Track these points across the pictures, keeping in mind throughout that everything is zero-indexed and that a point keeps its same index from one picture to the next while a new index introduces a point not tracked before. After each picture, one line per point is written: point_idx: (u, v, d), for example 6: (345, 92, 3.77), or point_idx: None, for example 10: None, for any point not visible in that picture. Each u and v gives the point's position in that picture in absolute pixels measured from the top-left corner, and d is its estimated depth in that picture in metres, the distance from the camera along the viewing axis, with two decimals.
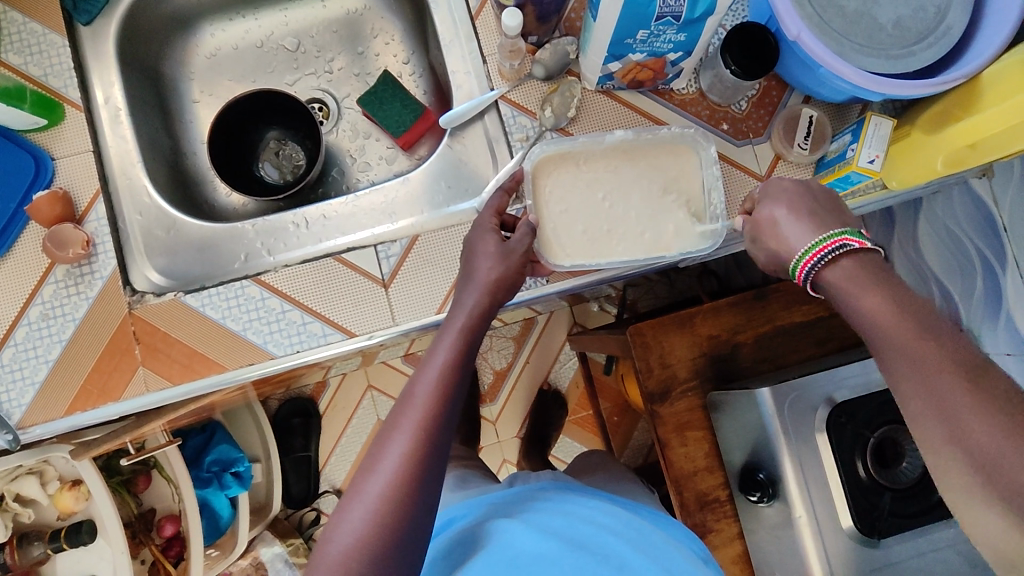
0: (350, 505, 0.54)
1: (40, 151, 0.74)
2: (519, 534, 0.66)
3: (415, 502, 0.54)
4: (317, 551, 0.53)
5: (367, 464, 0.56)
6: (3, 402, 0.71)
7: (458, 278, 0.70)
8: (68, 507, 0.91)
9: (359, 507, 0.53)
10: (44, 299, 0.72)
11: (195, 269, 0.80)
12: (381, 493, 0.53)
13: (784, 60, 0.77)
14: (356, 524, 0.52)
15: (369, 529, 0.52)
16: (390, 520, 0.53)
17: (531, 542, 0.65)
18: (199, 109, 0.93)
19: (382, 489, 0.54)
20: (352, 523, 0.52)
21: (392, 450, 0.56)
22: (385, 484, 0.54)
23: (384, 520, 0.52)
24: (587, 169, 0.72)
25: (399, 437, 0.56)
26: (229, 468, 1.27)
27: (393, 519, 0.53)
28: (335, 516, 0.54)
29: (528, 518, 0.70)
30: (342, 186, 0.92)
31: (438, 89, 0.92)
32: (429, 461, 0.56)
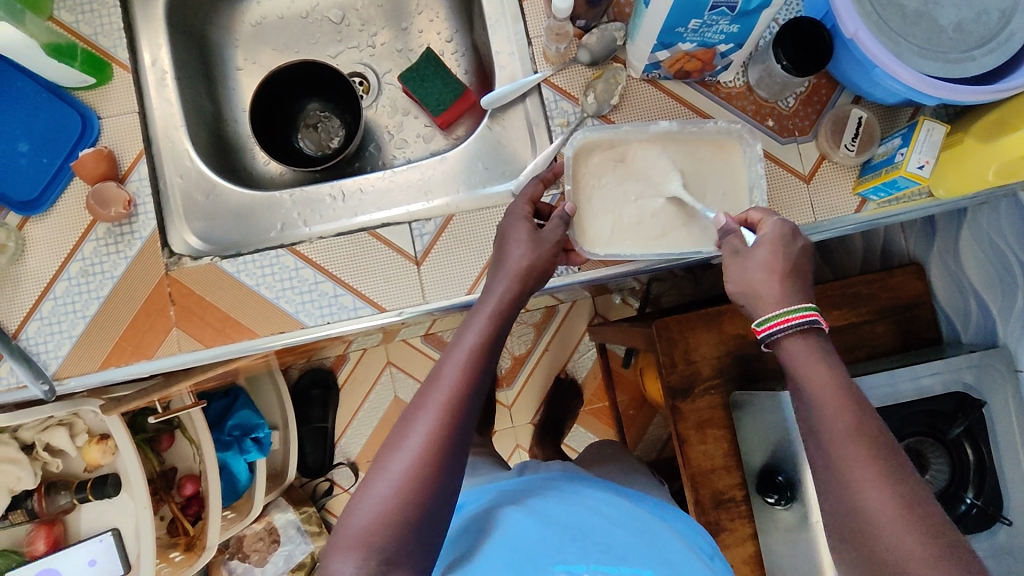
0: (372, 481, 0.55)
1: (87, 110, 0.75)
2: (524, 522, 0.67)
3: (437, 483, 0.55)
4: (340, 523, 0.54)
5: (391, 442, 0.57)
6: (40, 353, 0.72)
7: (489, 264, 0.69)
8: (95, 460, 0.94)
9: (382, 483, 0.54)
10: (85, 255, 0.73)
11: (233, 236, 0.81)
12: (404, 471, 0.54)
13: (836, 59, 0.75)
14: (379, 499, 0.53)
15: (391, 506, 0.53)
16: (411, 497, 0.53)
17: (536, 528, 0.65)
18: (241, 77, 0.93)
19: (405, 467, 0.54)
20: (375, 498, 0.53)
21: (416, 429, 0.56)
22: (408, 462, 0.54)
23: (406, 498, 0.53)
24: (629, 157, 0.71)
25: (424, 417, 0.57)
26: (250, 433, 1.30)
27: (415, 497, 0.53)
28: (358, 491, 0.55)
29: (535, 506, 0.70)
30: (378, 162, 0.92)
31: (480, 70, 0.91)
32: (452, 443, 0.56)
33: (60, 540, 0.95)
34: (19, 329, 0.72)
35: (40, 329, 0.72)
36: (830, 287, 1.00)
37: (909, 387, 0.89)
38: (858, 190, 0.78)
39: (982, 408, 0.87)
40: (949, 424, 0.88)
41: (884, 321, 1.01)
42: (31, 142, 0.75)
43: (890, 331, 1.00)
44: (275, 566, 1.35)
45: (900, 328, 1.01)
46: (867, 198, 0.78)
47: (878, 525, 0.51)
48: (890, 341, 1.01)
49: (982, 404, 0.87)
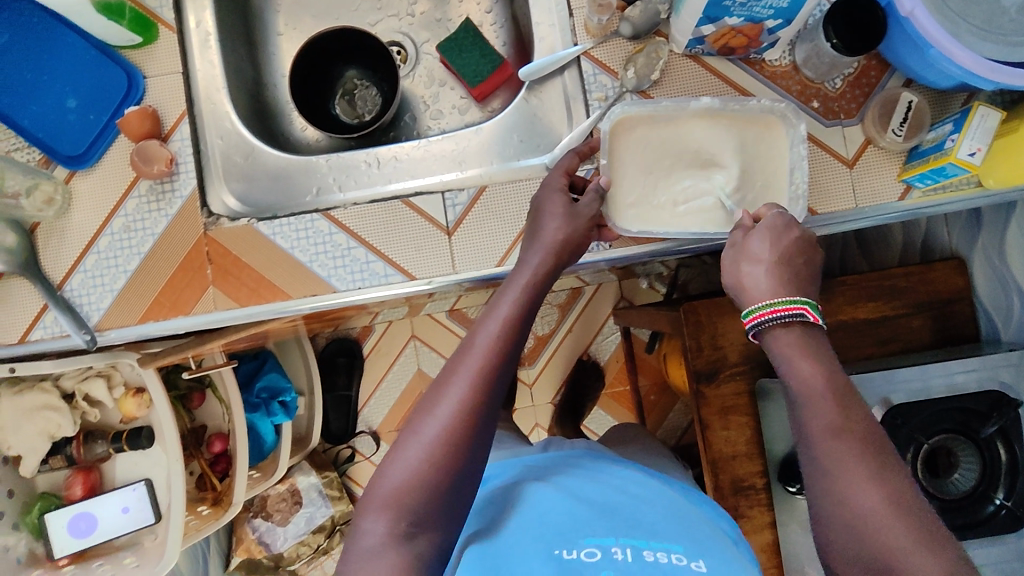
0: (405, 444, 0.56)
1: (133, 68, 0.77)
2: (550, 497, 0.67)
3: (468, 448, 0.55)
4: (371, 483, 0.55)
5: (423, 407, 0.57)
6: (84, 304, 0.75)
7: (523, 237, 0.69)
8: (130, 412, 0.97)
9: (414, 447, 0.55)
10: (127, 211, 0.75)
11: (269, 198, 0.82)
12: (437, 435, 0.55)
13: (890, 39, 0.72)
14: (411, 462, 0.54)
15: (423, 469, 0.54)
16: (442, 462, 0.54)
17: (561, 504, 0.66)
18: (282, 42, 0.94)
19: (438, 431, 0.55)
20: (407, 461, 0.54)
21: (448, 395, 0.57)
22: (440, 427, 0.55)
23: (438, 461, 0.54)
24: (668, 135, 0.70)
25: (457, 384, 0.57)
26: (277, 396, 1.33)
27: (445, 462, 0.54)
28: (390, 453, 0.56)
29: (559, 482, 0.71)
30: (413, 132, 0.92)
31: (519, 42, 0.91)
32: (484, 410, 0.56)
33: (94, 487, 0.99)
34: (64, 281, 0.75)
35: (84, 282, 0.75)
36: (866, 279, 0.98)
37: (942, 385, 0.88)
38: (903, 177, 0.75)
39: (1018, 408, 0.85)
40: (981, 423, 0.86)
41: (921, 315, 0.98)
42: (78, 98, 0.77)
43: (926, 326, 0.98)
44: (297, 527, 1.39)
45: (936, 324, 0.98)
46: (912, 186, 0.76)
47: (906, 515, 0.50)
48: (925, 336, 0.98)
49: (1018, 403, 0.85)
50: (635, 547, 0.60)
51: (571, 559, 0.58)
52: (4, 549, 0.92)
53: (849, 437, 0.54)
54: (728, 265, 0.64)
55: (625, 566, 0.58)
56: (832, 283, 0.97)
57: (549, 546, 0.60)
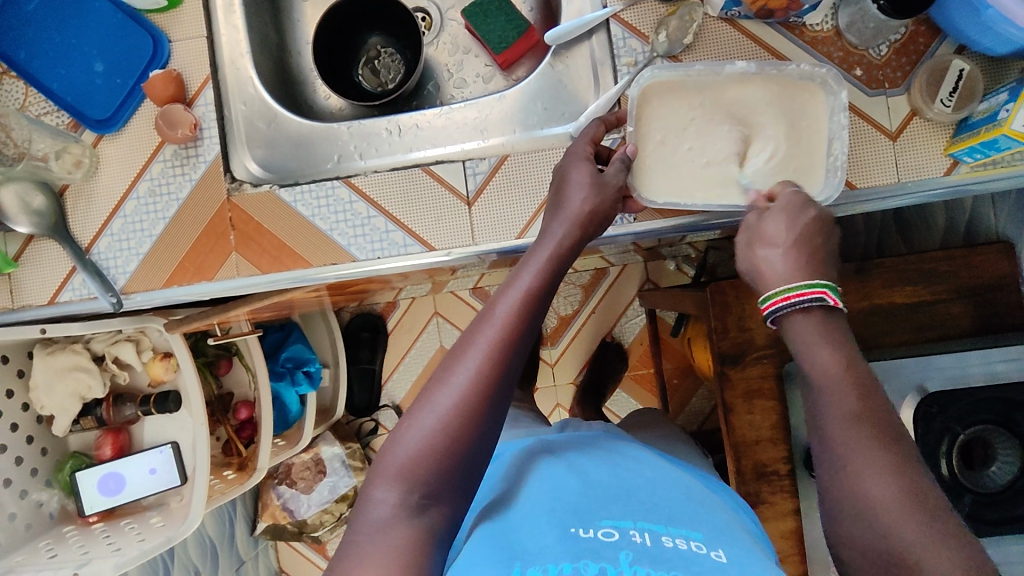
0: (419, 413, 0.55)
1: (158, 32, 0.76)
2: (567, 477, 0.66)
3: (483, 420, 0.55)
4: (383, 451, 0.55)
5: (439, 376, 0.56)
6: (110, 267, 0.76)
7: (546, 207, 0.67)
8: (158, 376, 0.99)
9: (429, 417, 0.54)
10: (153, 176, 0.76)
11: (291, 164, 0.82)
12: (451, 406, 0.54)
13: (940, 1, 0.68)
14: (425, 432, 0.54)
15: (437, 439, 0.53)
16: (455, 433, 0.54)
17: (577, 484, 0.64)
18: (306, 8, 0.92)
19: (453, 402, 0.54)
20: (421, 431, 0.54)
21: (465, 365, 0.56)
22: (456, 398, 0.54)
23: (452, 432, 0.54)
24: (699, 101, 0.67)
25: (473, 354, 0.56)
26: (302, 366, 1.35)
27: (460, 433, 0.54)
28: (404, 421, 0.56)
29: (576, 461, 0.69)
30: (436, 101, 0.91)
31: (546, 8, 0.88)
32: (500, 382, 0.55)
33: (123, 448, 1.02)
34: (91, 244, 0.76)
35: (110, 245, 0.76)
36: (905, 261, 0.94)
37: (980, 372, 0.85)
38: (950, 151, 0.71)
39: None
40: None
41: (963, 301, 0.93)
42: (105, 62, 0.77)
43: (968, 313, 0.93)
44: (320, 495, 1.40)
45: (979, 310, 0.93)
46: (959, 160, 0.72)
47: (931, 505, 0.47)
48: (966, 324, 0.94)
49: None
50: (653, 531, 0.58)
51: (586, 537, 0.56)
52: (38, 505, 0.96)
53: (878, 420, 0.51)
54: (747, 247, 0.62)
55: (643, 548, 0.55)
56: (869, 265, 0.94)
57: (564, 525, 0.58)
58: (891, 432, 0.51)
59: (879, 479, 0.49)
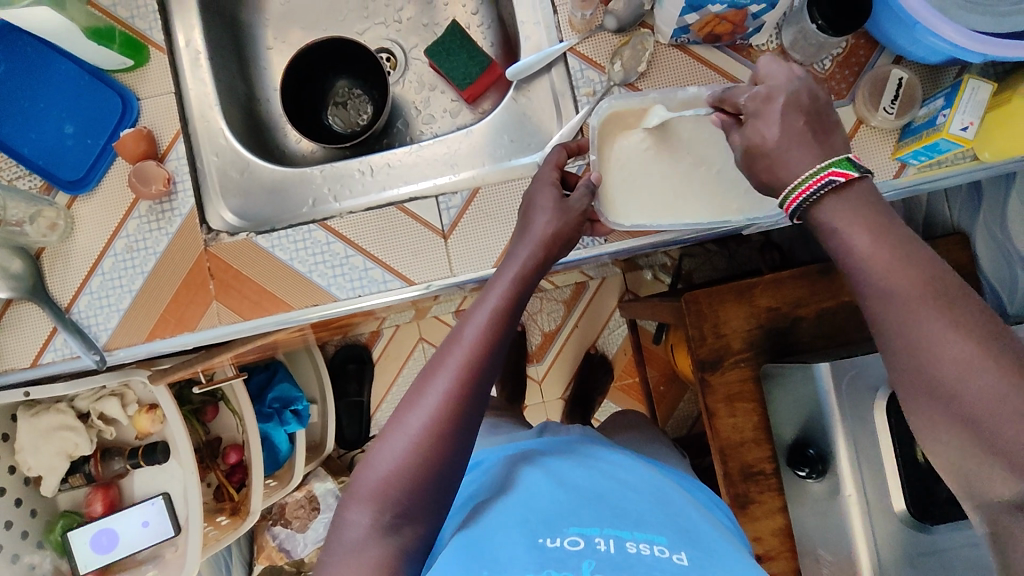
0: (391, 436, 0.57)
1: (126, 91, 0.78)
2: (541, 484, 0.68)
3: (453, 440, 0.56)
4: (357, 473, 0.57)
5: (410, 398, 0.58)
6: (91, 325, 0.76)
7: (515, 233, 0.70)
8: (145, 429, 0.99)
9: (399, 439, 0.56)
10: (129, 232, 0.77)
11: (265, 211, 0.83)
12: (422, 427, 0.56)
13: (875, 16, 0.72)
14: (397, 454, 0.56)
15: (408, 460, 0.55)
16: (426, 454, 0.55)
17: (551, 491, 0.66)
18: (272, 56, 0.94)
19: (422, 423, 0.56)
20: (392, 453, 0.56)
21: (434, 387, 0.57)
22: (425, 419, 0.56)
23: (423, 453, 0.55)
24: (653, 127, 0.70)
25: (443, 375, 0.57)
26: (289, 405, 1.35)
27: (430, 453, 0.55)
28: (377, 443, 0.58)
29: (551, 468, 0.71)
30: (406, 138, 0.93)
31: (506, 42, 0.91)
32: (469, 403, 0.57)
33: (115, 503, 1.02)
34: (71, 303, 0.76)
35: (90, 302, 0.76)
36: None
37: None
38: (897, 155, 0.75)
39: None
40: None
41: None
42: (75, 124, 0.78)
43: None
44: (315, 532, 1.39)
45: None
46: (907, 163, 0.76)
47: None
48: None
49: None
50: (618, 537, 0.60)
51: (554, 546, 0.58)
52: (30, 568, 0.94)
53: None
54: None
55: (606, 556, 0.57)
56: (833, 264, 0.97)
57: (532, 534, 0.60)
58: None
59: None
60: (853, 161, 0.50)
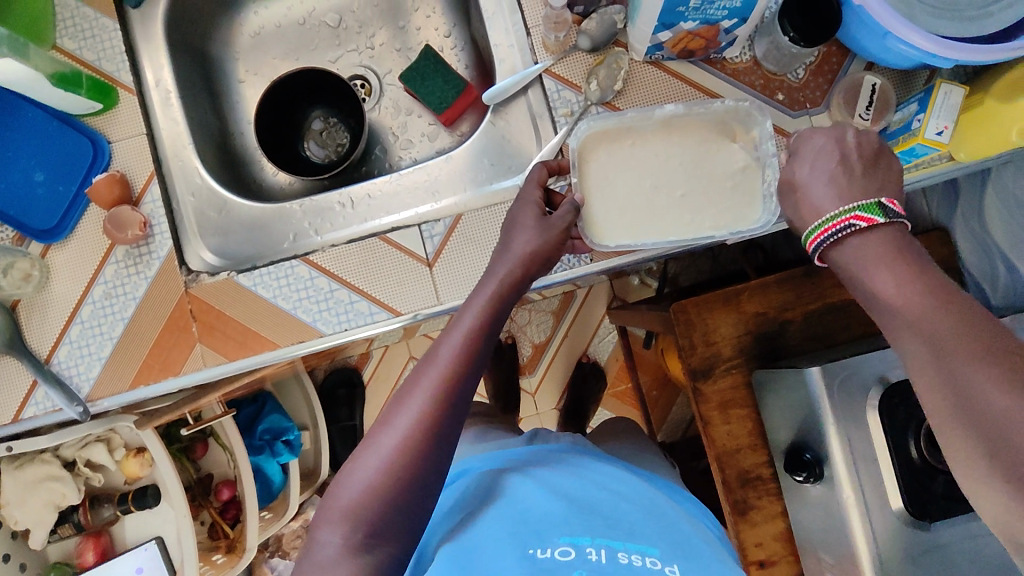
0: (364, 455, 0.56)
1: (97, 135, 0.76)
2: (528, 493, 0.67)
3: (428, 459, 0.56)
4: (329, 494, 0.56)
5: (384, 417, 0.58)
6: (73, 376, 0.75)
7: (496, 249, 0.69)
8: (135, 473, 0.96)
9: (372, 459, 0.55)
10: (106, 278, 0.75)
11: (246, 249, 0.82)
12: (395, 446, 0.55)
13: (845, 24, 0.72)
14: (370, 473, 0.55)
15: (381, 479, 0.54)
16: (399, 473, 0.54)
17: (540, 502, 0.65)
18: (245, 89, 0.93)
19: (396, 442, 0.55)
20: (365, 472, 0.55)
21: (409, 406, 0.57)
22: (399, 438, 0.55)
23: (396, 472, 0.54)
24: (636, 145, 0.70)
25: (418, 394, 0.57)
26: (281, 436, 1.32)
27: (404, 472, 0.54)
28: (350, 462, 0.57)
29: (541, 478, 0.71)
30: (385, 164, 0.92)
31: (480, 64, 0.91)
32: (445, 422, 0.57)
33: (106, 551, 0.99)
34: (51, 355, 0.75)
35: (70, 353, 0.74)
36: None
37: None
38: None
39: None
40: None
41: None
42: (45, 171, 0.76)
43: None
44: None
45: None
46: None
47: None
48: None
49: None
50: (611, 547, 0.60)
51: (543, 558, 0.58)
52: None
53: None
54: None
55: (598, 566, 0.57)
56: (818, 266, 0.98)
57: (523, 545, 0.60)
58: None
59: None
60: (885, 206, 0.53)
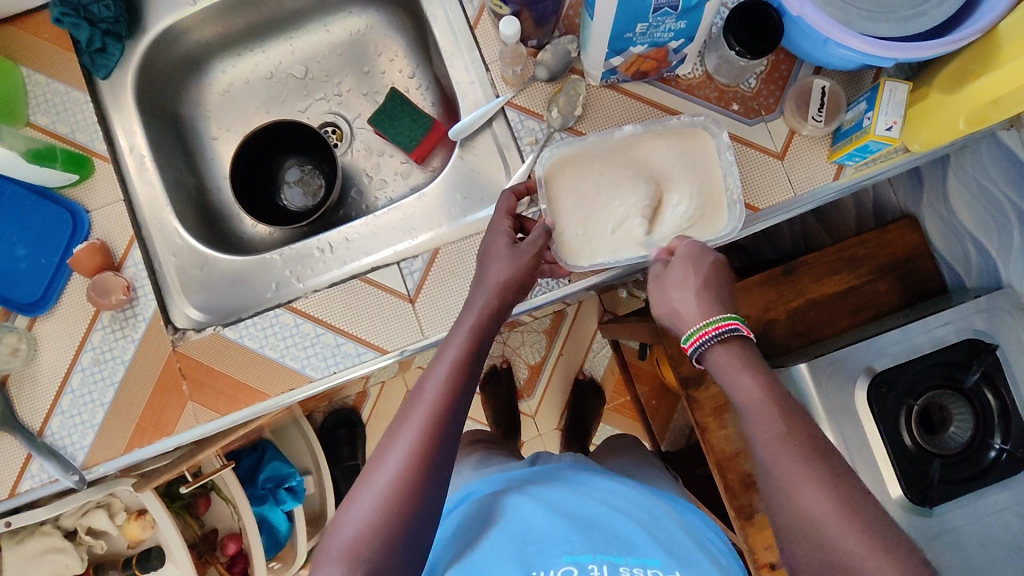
0: (359, 494, 0.56)
1: (75, 206, 0.78)
2: (529, 514, 0.68)
3: (422, 492, 0.56)
4: (327, 536, 0.56)
5: (377, 455, 0.58)
6: (66, 445, 0.75)
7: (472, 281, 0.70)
8: (136, 536, 0.94)
9: (367, 497, 0.56)
10: (94, 344, 0.76)
11: (230, 302, 0.83)
12: (389, 482, 0.56)
13: (789, 34, 0.75)
14: (365, 512, 0.55)
15: (377, 517, 0.54)
16: (395, 508, 0.55)
17: (541, 521, 0.67)
18: (218, 145, 0.95)
19: (389, 479, 0.56)
20: (360, 512, 0.55)
21: (400, 443, 0.58)
22: (392, 475, 0.56)
23: (392, 508, 0.55)
24: (599, 168, 0.72)
25: (408, 430, 0.58)
26: (283, 483, 1.32)
27: (399, 507, 0.55)
28: (346, 504, 0.57)
29: (540, 495, 0.72)
30: (361, 206, 0.94)
31: (445, 101, 0.93)
32: (436, 455, 0.57)
33: None
34: (43, 427, 0.75)
35: (63, 422, 0.75)
36: (828, 253, 1.00)
37: (925, 341, 0.88)
38: (833, 158, 0.77)
39: (996, 351, 0.86)
40: (964, 372, 0.87)
41: (886, 278, 1.00)
42: (27, 245, 0.78)
43: (894, 288, 0.99)
44: None
45: (905, 282, 0.99)
46: (844, 164, 0.78)
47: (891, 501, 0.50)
48: (894, 298, 1.00)
49: (995, 347, 0.86)
50: (612, 563, 0.62)
51: None
52: None
53: (802, 434, 0.54)
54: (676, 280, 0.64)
55: None
56: (794, 265, 1.00)
57: (528, 567, 0.61)
58: (813, 449, 0.54)
59: (806, 488, 0.51)
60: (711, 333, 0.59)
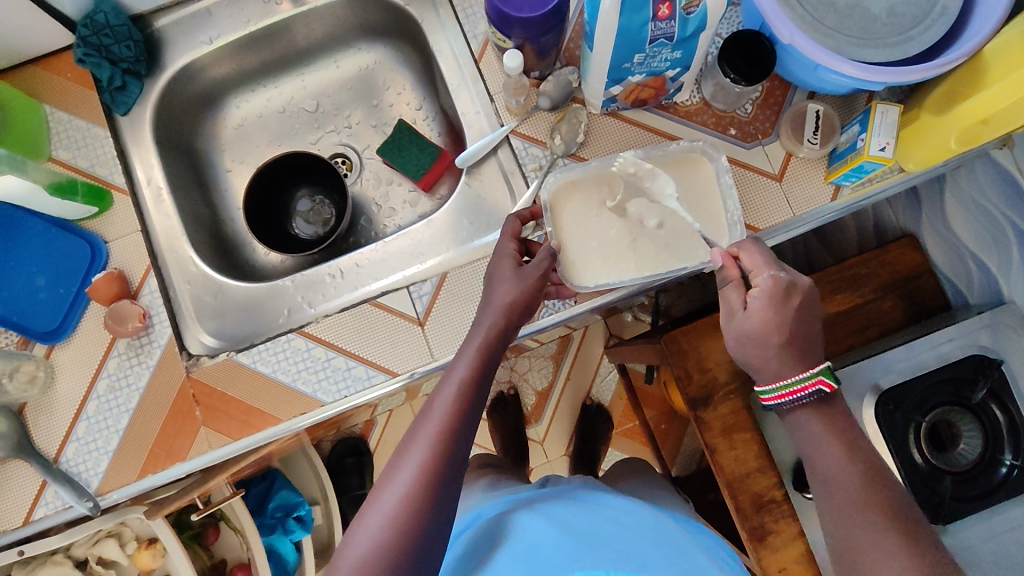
0: (369, 512, 0.57)
1: (94, 238, 0.80)
2: (536, 532, 0.68)
3: (431, 510, 0.57)
4: (338, 555, 0.56)
5: (387, 473, 0.59)
6: (81, 472, 0.76)
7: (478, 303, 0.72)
8: (146, 565, 0.94)
9: (377, 514, 0.56)
10: (110, 371, 0.77)
11: (243, 329, 0.85)
12: (398, 500, 0.56)
13: (782, 61, 0.78)
14: (375, 529, 0.55)
15: (387, 535, 0.55)
16: (405, 525, 0.55)
17: (551, 539, 0.66)
18: (232, 177, 0.98)
19: (399, 496, 0.57)
20: (371, 529, 0.55)
21: (409, 460, 0.59)
22: (402, 493, 0.57)
23: (401, 526, 0.55)
24: (602, 192, 0.74)
25: (417, 449, 0.59)
26: (292, 512, 1.31)
27: (409, 525, 0.55)
28: (356, 523, 0.57)
29: (550, 513, 0.72)
30: (371, 233, 0.97)
31: (452, 130, 0.96)
32: (444, 473, 0.58)
33: None
34: (58, 454, 0.76)
35: (78, 449, 0.76)
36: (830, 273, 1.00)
37: (931, 358, 0.88)
38: (830, 179, 0.79)
39: (1001, 367, 0.86)
40: (970, 389, 0.87)
41: (889, 297, 0.99)
42: (46, 276, 0.80)
43: (898, 306, 0.99)
44: None
45: (908, 300, 0.99)
46: (841, 185, 0.80)
47: None
48: (899, 315, 0.99)
49: (1000, 362, 0.86)
50: None
51: None
52: None
53: None
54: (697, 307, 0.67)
55: None
56: None
57: None
58: None
59: None
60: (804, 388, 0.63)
